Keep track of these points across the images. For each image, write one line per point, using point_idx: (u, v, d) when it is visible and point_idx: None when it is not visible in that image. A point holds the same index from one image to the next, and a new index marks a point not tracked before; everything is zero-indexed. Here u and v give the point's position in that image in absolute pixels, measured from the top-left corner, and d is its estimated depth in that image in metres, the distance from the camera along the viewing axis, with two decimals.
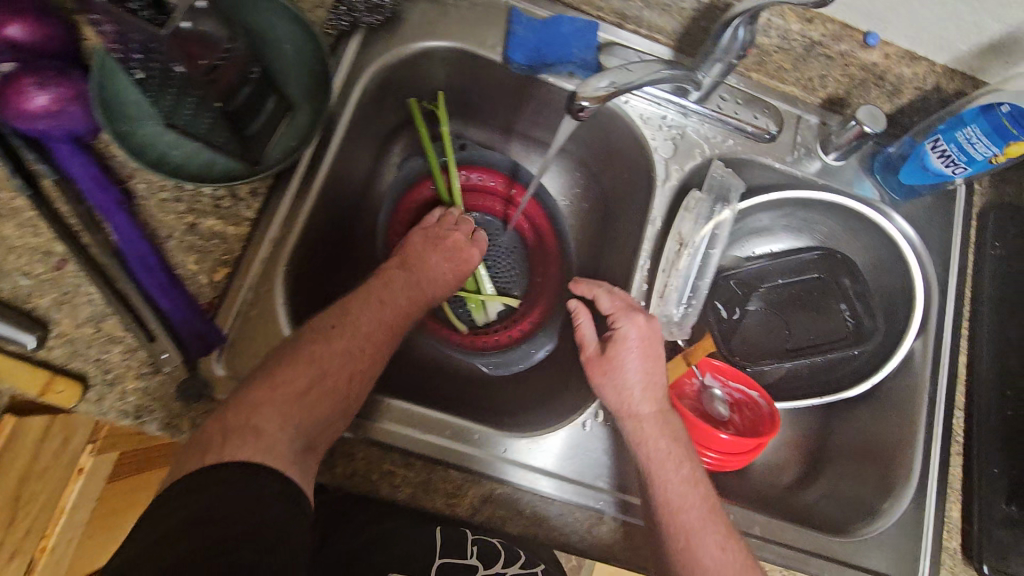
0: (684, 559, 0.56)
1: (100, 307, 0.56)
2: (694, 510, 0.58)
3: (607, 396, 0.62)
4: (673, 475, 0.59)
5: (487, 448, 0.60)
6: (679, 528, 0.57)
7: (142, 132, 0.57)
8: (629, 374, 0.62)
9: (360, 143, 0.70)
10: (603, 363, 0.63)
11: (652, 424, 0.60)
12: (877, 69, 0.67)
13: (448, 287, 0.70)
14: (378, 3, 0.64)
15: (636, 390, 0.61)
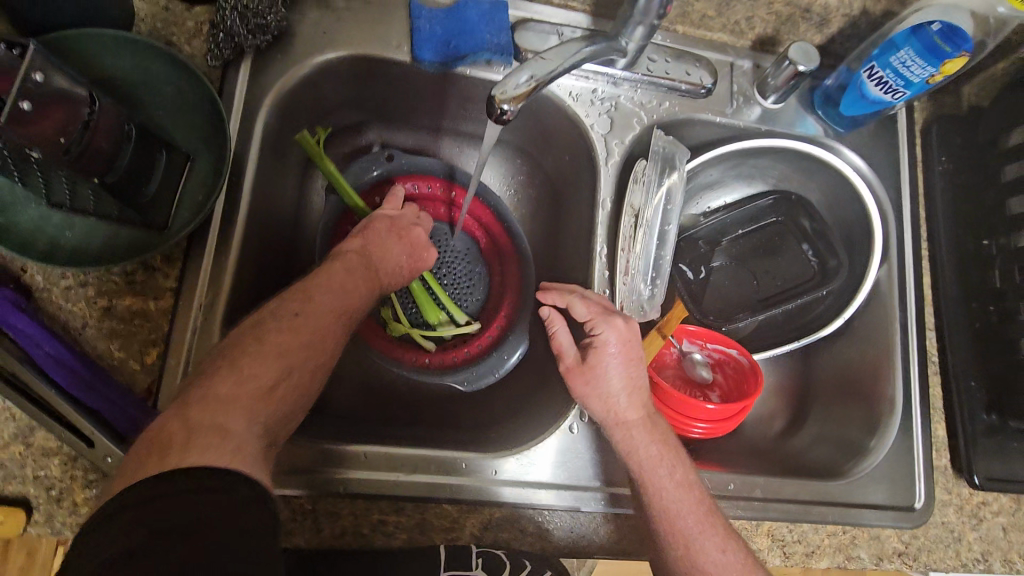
0: (686, 564, 0.55)
1: (23, 421, 0.50)
2: (692, 513, 0.56)
3: (592, 406, 0.60)
4: (667, 482, 0.57)
5: (476, 477, 0.58)
6: (678, 535, 0.55)
7: (22, 220, 0.51)
8: (611, 381, 0.60)
9: (277, 176, 0.64)
10: (583, 373, 0.61)
11: (638, 432, 0.59)
12: (802, 3, 0.65)
13: (404, 276, 0.64)
14: (261, 22, 0.58)
15: (620, 397, 0.60)
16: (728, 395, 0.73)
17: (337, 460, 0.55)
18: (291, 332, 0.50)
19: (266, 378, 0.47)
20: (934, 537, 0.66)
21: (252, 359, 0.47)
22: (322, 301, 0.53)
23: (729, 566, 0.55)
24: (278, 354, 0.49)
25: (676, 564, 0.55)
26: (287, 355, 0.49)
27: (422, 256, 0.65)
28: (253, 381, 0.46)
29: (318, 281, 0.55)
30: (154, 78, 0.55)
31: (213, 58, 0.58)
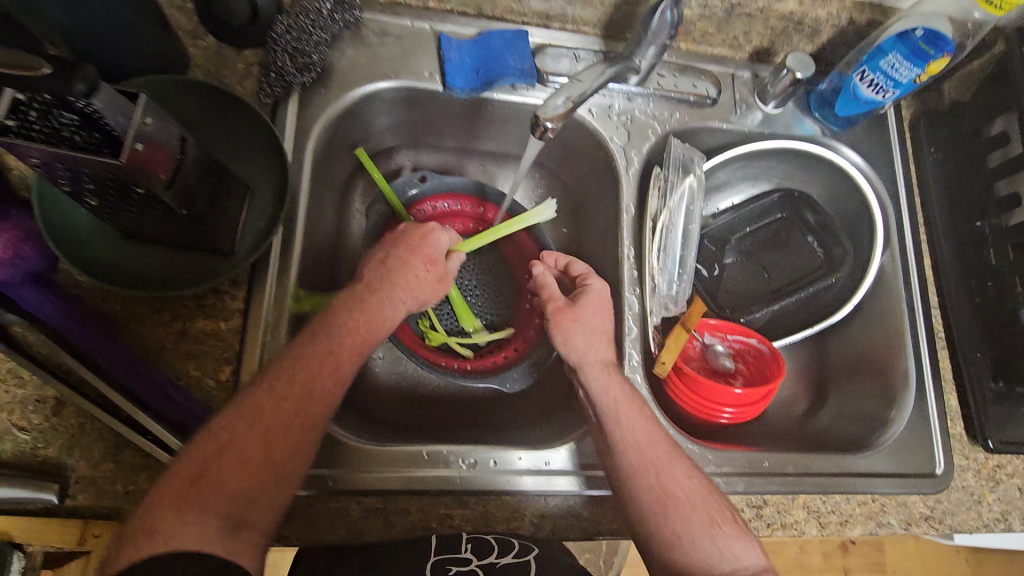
0: (656, 495, 0.57)
1: (113, 440, 0.54)
2: (660, 446, 0.60)
3: (575, 345, 0.65)
4: (638, 417, 0.61)
5: (452, 466, 0.60)
6: (650, 466, 0.58)
7: (104, 254, 0.55)
8: (597, 322, 0.66)
9: (322, 202, 0.69)
10: (568, 313, 0.66)
11: (610, 373, 0.63)
12: (795, 17, 0.71)
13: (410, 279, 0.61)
14: (308, 62, 0.63)
15: (597, 339, 0.65)
16: (751, 381, 0.78)
17: (399, 461, 0.59)
18: (279, 395, 0.52)
19: (241, 444, 0.51)
20: (956, 500, 0.70)
21: (237, 426, 0.51)
22: (305, 353, 0.55)
23: (694, 491, 0.58)
24: (255, 417, 0.52)
25: (645, 496, 0.57)
26: (268, 417, 0.52)
27: (415, 265, 0.62)
28: (234, 449, 0.50)
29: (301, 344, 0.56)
30: (215, 117, 0.60)
31: (265, 96, 0.63)
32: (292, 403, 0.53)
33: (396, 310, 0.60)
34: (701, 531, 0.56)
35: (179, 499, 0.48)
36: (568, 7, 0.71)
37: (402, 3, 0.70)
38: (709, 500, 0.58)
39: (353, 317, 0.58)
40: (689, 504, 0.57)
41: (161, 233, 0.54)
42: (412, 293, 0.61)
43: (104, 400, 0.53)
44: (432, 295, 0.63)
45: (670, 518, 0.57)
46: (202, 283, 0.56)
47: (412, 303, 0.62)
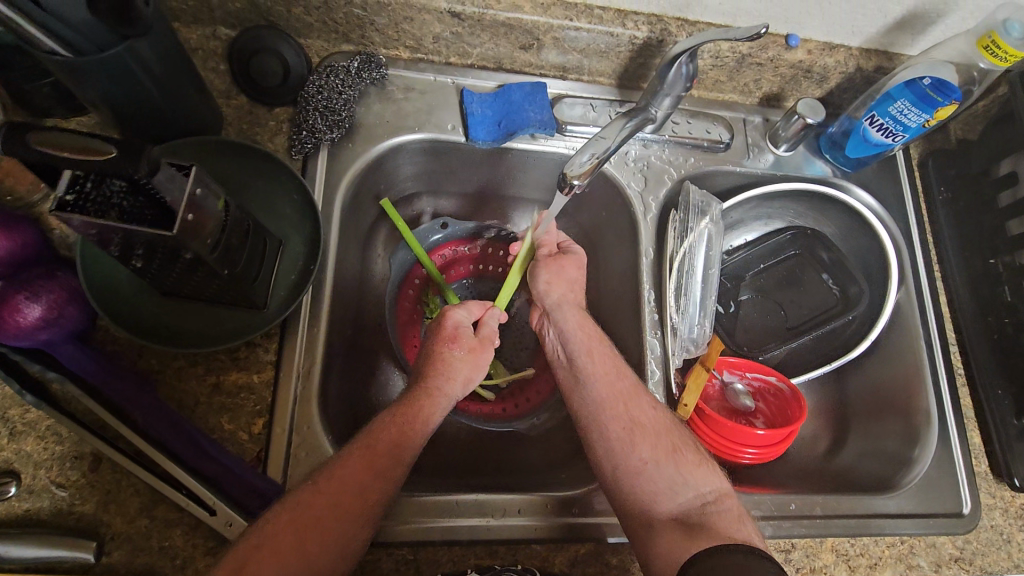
0: (625, 424, 0.62)
1: (148, 495, 0.54)
2: (627, 380, 0.65)
3: (556, 287, 0.70)
4: (608, 354, 0.67)
5: (466, 515, 0.60)
6: (617, 395, 0.64)
7: (142, 311, 0.56)
8: (572, 270, 0.71)
9: (348, 250, 0.71)
10: (554, 260, 0.72)
11: (582, 315, 0.70)
12: (804, 65, 0.74)
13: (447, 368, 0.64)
14: (338, 118, 0.66)
15: (577, 288, 0.72)
16: (772, 420, 0.78)
17: (430, 510, 0.60)
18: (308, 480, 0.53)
19: (277, 541, 0.50)
20: (985, 540, 0.70)
21: (278, 518, 0.51)
22: (355, 448, 0.56)
23: (659, 421, 0.63)
24: (296, 511, 0.52)
25: (612, 423, 0.63)
26: (305, 509, 0.52)
27: (444, 351, 0.65)
28: (272, 540, 0.50)
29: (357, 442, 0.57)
30: (247, 174, 0.62)
31: (296, 152, 0.65)
32: (330, 495, 0.53)
33: (435, 398, 0.62)
34: (665, 455, 0.61)
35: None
36: (584, 60, 0.73)
37: (426, 60, 0.73)
38: (673, 430, 0.63)
39: (398, 410, 0.60)
40: (654, 431, 0.62)
41: (198, 291, 0.55)
42: (449, 379, 0.64)
43: (140, 456, 0.53)
44: (473, 373, 0.66)
45: (639, 446, 0.61)
46: (236, 338, 0.57)
47: (453, 389, 0.64)
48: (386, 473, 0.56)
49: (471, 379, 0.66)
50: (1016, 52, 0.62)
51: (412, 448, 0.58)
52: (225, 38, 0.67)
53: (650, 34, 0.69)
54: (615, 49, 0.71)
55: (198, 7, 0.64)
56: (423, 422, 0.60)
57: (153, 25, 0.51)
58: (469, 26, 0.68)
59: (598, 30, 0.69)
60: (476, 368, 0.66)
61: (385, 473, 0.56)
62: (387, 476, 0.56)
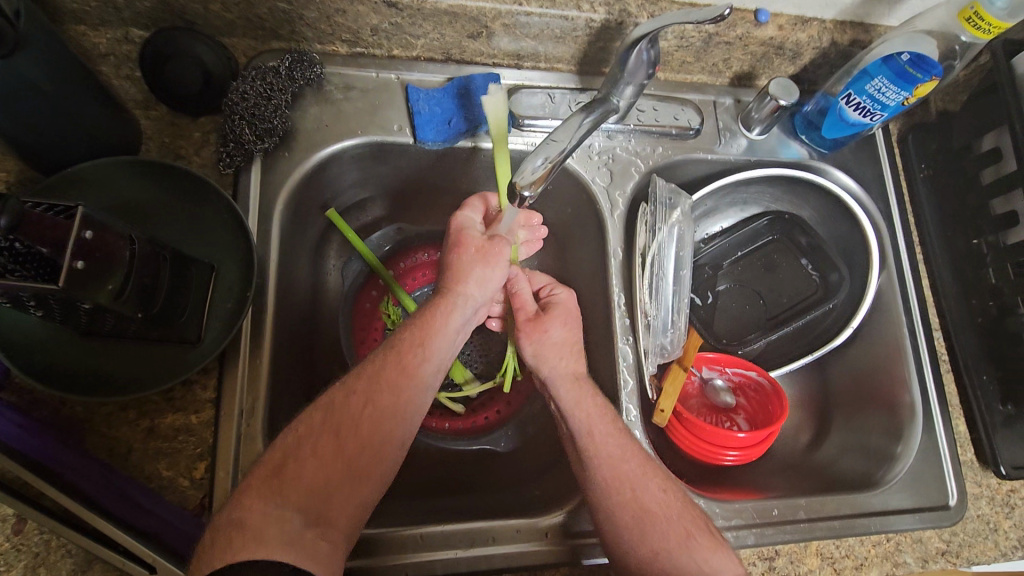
0: (633, 510, 0.55)
1: (81, 555, 0.50)
2: (633, 460, 0.58)
3: (545, 358, 0.64)
4: (614, 431, 0.59)
5: (433, 547, 0.57)
6: (626, 483, 0.56)
7: (57, 356, 0.51)
8: (554, 335, 0.64)
9: (294, 266, 0.65)
10: (536, 324, 0.65)
11: (580, 386, 0.62)
12: (775, 42, 0.69)
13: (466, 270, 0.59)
14: (269, 126, 0.60)
15: (568, 350, 0.64)
16: (753, 417, 0.75)
17: (393, 547, 0.56)
18: None
19: (314, 442, 0.49)
20: (972, 530, 0.68)
21: (312, 419, 0.51)
22: (367, 378, 0.53)
23: (669, 505, 0.56)
24: (329, 414, 0.51)
25: (617, 506, 0.56)
26: (337, 412, 0.51)
27: (450, 257, 0.61)
28: (309, 442, 0.49)
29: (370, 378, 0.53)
30: (170, 196, 0.56)
31: (225, 166, 0.59)
32: (359, 401, 0.51)
33: (452, 302, 0.58)
34: (677, 543, 0.54)
35: (266, 488, 0.47)
36: (540, 46, 0.68)
37: (367, 54, 0.67)
38: (684, 511, 0.56)
39: (418, 323, 0.57)
40: (664, 518, 0.55)
41: (118, 331, 0.50)
42: (462, 282, 0.59)
43: (68, 516, 0.49)
44: (487, 272, 0.60)
45: (649, 536, 0.54)
46: (166, 379, 0.52)
47: (472, 292, 0.59)
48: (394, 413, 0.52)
49: (488, 279, 0.60)
50: (1001, 23, 0.57)
51: (437, 350, 0.56)
52: (139, 41, 0.61)
53: (608, 16, 0.64)
54: (572, 33, 0.66)
55: (102, 9, 0.57)
56: (445, 324, 0.57)
57: (33, 38, 0.45)
58: (409, 16, 0.62)
59: (551, 14, 0.63)
60: (491, 267, 0.60)
61: (414, 373, 0.54)
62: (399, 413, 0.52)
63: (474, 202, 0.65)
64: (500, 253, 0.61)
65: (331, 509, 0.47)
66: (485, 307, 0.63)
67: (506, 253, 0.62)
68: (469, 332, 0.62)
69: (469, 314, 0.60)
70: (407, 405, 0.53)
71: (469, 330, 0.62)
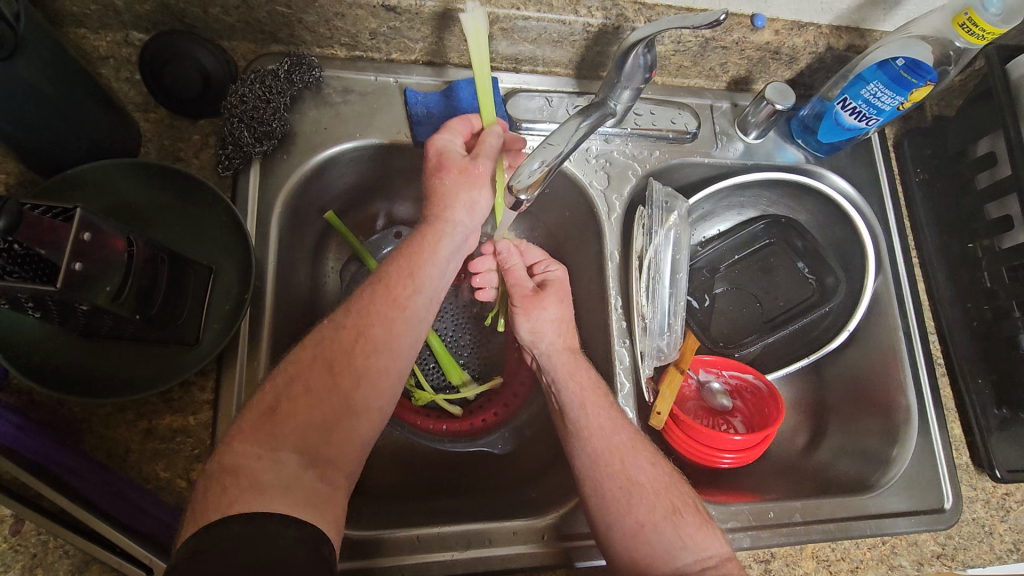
0: (620, 482, 0.56)
1: (78, 556, 0.50)
2: (623, 432, 0.59)
3: (540, 333, 0.66)
4: (605, 404, 0.61)
5: (429, 549, 0.57)
6: (613, 452, 0.58)
7: (55, 358, 0.51)
8: (548, 311, 0.66)
9: (292, 268, 0.66)
10: (533, 300, 0.66)
11: (574, 358, 0.64)
12: (772, 46, 0.69)
13: (452, 199, 0.60)
14: (268, 129, 0.60)
15: (563, 327, 0.66)
16: (750, 419, 0.76)
17: (390, 549, 0.56)
18: None
19: (307, 380, 0.50)
20: (967, 533, 0.69)
21: (301, 357, 0.52)
22: (356, 312, 0.54)
23: (657, 480, 0.57)
24: (319, 350, 0.52)
25: (607, 480, 0.56)
26: (328, 347, 0.52)
27: (433, 183, 0.60)
28: (303, 378, 0.50)
29: (360, 312, 0.53)
30: (171, 197, 0.57)
31: (224, 169, 0.60)
32: (350, 334, 0.53)
33: (440, 229, 0.59)
34: (663, 519, 0.55)
35: (259, 433, 0.48)
36: (537, 50, 0.68)
37: (365, 57, 0.68)
38: (671, 487, 0.57)
39: (405, 253, 0.57)
40: (651, 492, 0.56)
41: (115, 331, 0.50)
42: (449, 206, 0.60)
43: (66, 517, 0.49)
44: (473, 195, 0.61)
45: (634, 507, 0.55)
46: (166, 380, 0.52)
47: (460, 216, 0.60)
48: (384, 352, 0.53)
49: (474, 201, 0.61)
50: (994, 29, 0.58)
51: (426, 280, 0.57)
52: (139, 44, 0.61)
53: (605, 20, 0.64)
54: (569, 37, 0.66)
55: (102, 12, 0.58)
56: (435, 252, 0.58)
57: (32, 39, 0.45)
58: (407, 20, 0.62)
59: (549, 19, 0.63)
60: (477, 189, 0.60)
61: (405, 305, 0.55)
62: (391, 350, 0.53)
63: (457, 124, 0.62)
64: (486, 171, 0.60)
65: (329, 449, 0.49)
66: (474, 233, 0.63)
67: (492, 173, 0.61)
68: (462, 258, 0.63)
69: (460, 240, 0.61)
70: (401, 336, 0.54)
71: (463, 255, 0.63)
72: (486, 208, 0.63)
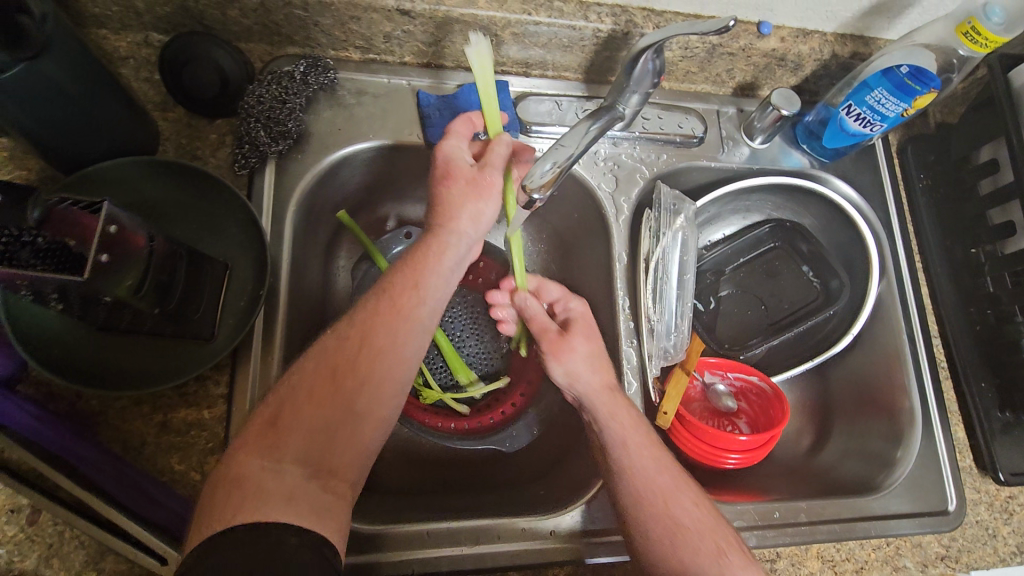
0: (663, 523, 0.55)
1: (93, 547, 0.50)
2: (668, 472, 0.57)
3: (578, 375, 0.62)
4: (647, 444, 0.59)
5: (438, 545, 0.58)
6: (657, 491, 0.56)
7: (74, 352, 0.52)
8: (580, 351, 0.63)
9: (305, 266, 0.67)
10: (560, 342, 0.64)
11: (616, 399, 0.61)
12: (778, 53, 0.70)
13: (456, 211, 0.57)
14: (284, 129, 0.61)
15: (597, 363, 0.63)
16: (755, 421, 0.77)
17: (400, 544, 0.57)
18: None
19: (310, 387, 0.49)
20: (970, 536, 0.69)
21: (305, 366, 0.51)
22: (357, 318, 0.52)
23: (702, 521, 0.55)
24: (322, 358, 0.51)
25: (651, 521, 0.55)
26: (331, 355, 0.51)
27: (439, 191, 0.57)
28: (306, 387, 0.49)
29: (364, 321, 0.52)
30: (189, 195, 0.58)
31: (240, 167, 0.61)
32: (354, 342, 0.51)
33: (445, 240, 0.56)
34: (709, 561, 0.53)
35: (263, 443, 0.47)
36: (547, 54, 0.69)
37: (379, 60, 0.69)
38: (716, 528, 0.56)
39: (408, 262, 0.55)
40: (698, 535, 0.55)
41: (133, 325, 0.51)
42: (454, 217, 0.57)
43: (83, 508, 0.50)
44: (479, 205, 0.58)
45: (679, 549, 0.54)
46: (181, 375, 0.53)
47: (466, 228, 0.57)
48: (395, 354, 0.52)
49: (479, 212, 0.58)
50: (997, 38, 0.59)
51: (431, 291, 0.55)
52: (158, 45, 0.63)
53: (614, 26, 0.65)
54: (579, 42, 0.67)
55: (123, 13, 0.59)
56: (439, 263, 0.56)
57: (60, 39, 0.47)
58: (421, 24, 0.63)
59: (559, 24, 0.65)
60: (484, 199, 0.58)
61: (409, 314, 0.53)
62: (395, 356, 0.52)
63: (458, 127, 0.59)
64: (492, 180, 0.58)
65: (335, 449, 0.48)
66: (477, 243, 0.61)
67: (498, 183, 0.59)
68: (465, 271, 0.59)
69: (463, 252, 0.58)
70: (405, 344, 0.52)
71: (467, 267, 0.60)
72: (492, 217, 0.60)
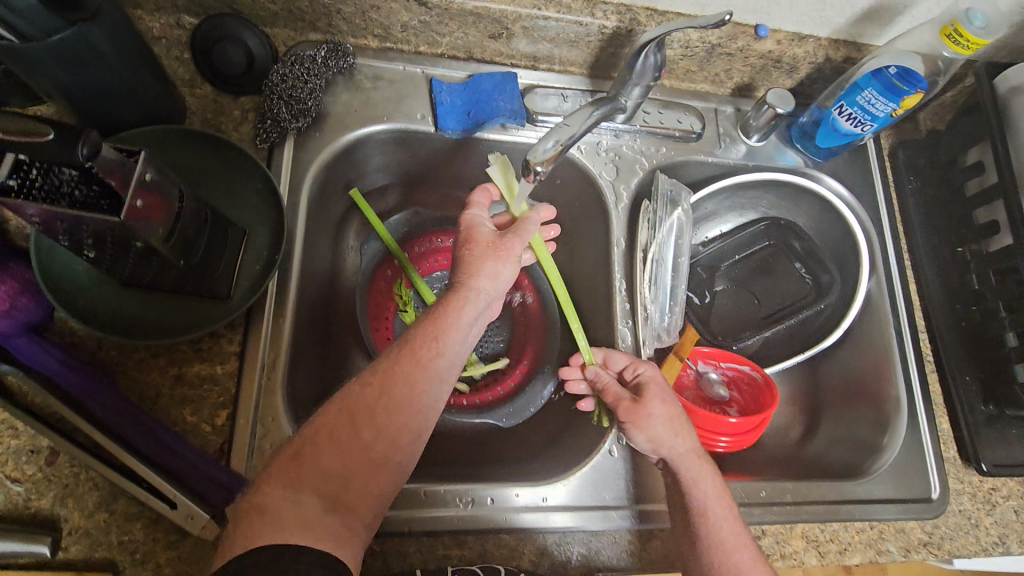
0: None
1: (107, 489, 0.53)
2: (745, 548, 0.57)
3: (659, 441, 0.61)
4: (728, 515, 0.58)
5: (434, 506, 0.60)
6: (734, 568, 0.56)
7: (98, 304, 0.55)
8: (660, 417, 0.62)
9: (317, 241, 0.70)
10: (638, 410, 0.63)
11: (703, 464, 0.61)
12: (774, 54, 0.74)
13: (475, 273, 0.59)
14: (303, 108, 0.65)
15: (677, 425, 0.62)
16: (745, 408, 0.79)
17: (397, 503, 0.59)
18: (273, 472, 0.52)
19: (332, 428, 0.52)
20: (953, 524, 0.71)
21: (330, 410, 0.53)
22: (379, 369, 0.55)
23: None
24: (345, 403, 0.53)
25: None
26: (354, 400, 0.53)
27: (461, 253, 0.61)
28: (328, 429, 0.52)
29: (387, 374, 0.54)
30: (213, 165, 0.61)
31: (261, 142, 0.65)
32: (374, 390, 0.53)
33: (464, 296, 0.58)
34: None
35: (285, 476, 0.50)
36: (554, 49, 0.73)
37: (395, 49, 0.73)
38: None
39: (429, 317, 0.57)
40: None
41: (156, 280, 0.54)
42: (473, 276, 0.59)
43: (100, 450, 0.52)
44: (497, 265, 0.61)
45: None
46: (196, 330, 0.56)
47: (483, 285, 0.59)
48: (413, 385, 0.54)
49: (498, 273, 0.61)
50: (978, 40, 0.62)
51: (450, 344, 0.56)
52: (189, 27, 0.67)
53: (619, 23, 0.69)
54: (585, 38, 0.71)
55: None
56: (459, 318, 0.57)
57: (105, 11, 0.50)
58: (437, 15, 0.67)
59: (567, 19, 0.69)
60: (502, 259, 0.61)
61: (428, 367, 0.54)
62: (409, 408, 0.53)
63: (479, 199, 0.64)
64: (510, 247, 0.62)
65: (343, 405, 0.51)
66: (496, 301, 0.63)
67: (518, 249, 0.63)
68: (483, 327, 0.62)
69: (482, 308, 0.60)
70: (420, 399, 0.54)
71: (484, 323, 0.62)
72: (511, 279, 0.63)
